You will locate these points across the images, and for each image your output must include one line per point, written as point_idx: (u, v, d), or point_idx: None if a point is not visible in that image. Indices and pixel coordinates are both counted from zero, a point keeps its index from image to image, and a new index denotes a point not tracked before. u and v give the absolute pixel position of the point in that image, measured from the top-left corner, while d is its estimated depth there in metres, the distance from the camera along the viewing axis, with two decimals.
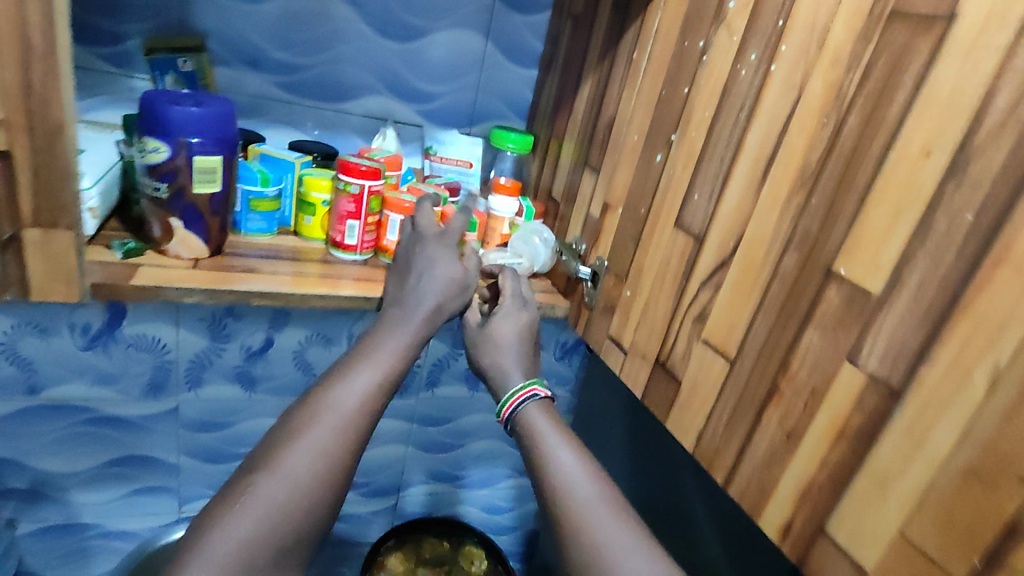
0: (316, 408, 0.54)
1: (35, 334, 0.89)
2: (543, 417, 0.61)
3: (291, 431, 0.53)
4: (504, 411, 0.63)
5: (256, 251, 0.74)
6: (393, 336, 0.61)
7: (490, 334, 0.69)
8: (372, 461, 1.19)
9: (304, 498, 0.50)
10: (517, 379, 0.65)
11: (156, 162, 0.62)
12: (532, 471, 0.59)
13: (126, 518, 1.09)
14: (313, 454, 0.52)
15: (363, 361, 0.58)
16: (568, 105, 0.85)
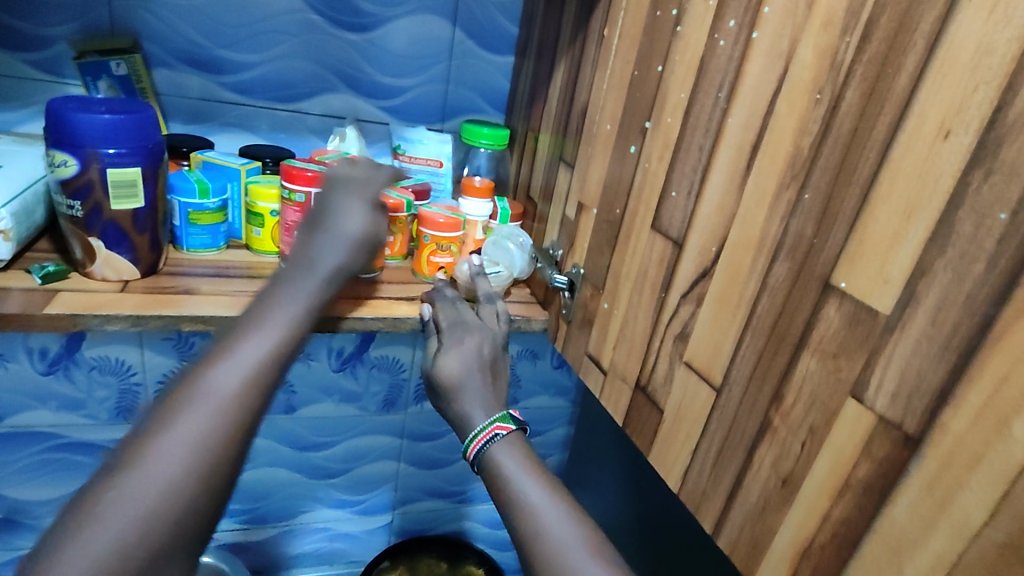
0: (195, 386, 0.40)
1: None
2: (511, 451, 0.53)
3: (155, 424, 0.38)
4: (470, 449, 0.54)
5: (201, 268, 0.67)
6: (291, 293, 0.49)
7: (441, 369, 0.61)
8: (346, 481, 1.11)
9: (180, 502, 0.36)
10: (480, 416, 0.56)
11: (66, 177, 0.56)
12: (505, 520, 0.49)
13: None
14: (205, 432, 0.38)
15: (252, 331, 0.44)
16: (544, 94, 0.76)
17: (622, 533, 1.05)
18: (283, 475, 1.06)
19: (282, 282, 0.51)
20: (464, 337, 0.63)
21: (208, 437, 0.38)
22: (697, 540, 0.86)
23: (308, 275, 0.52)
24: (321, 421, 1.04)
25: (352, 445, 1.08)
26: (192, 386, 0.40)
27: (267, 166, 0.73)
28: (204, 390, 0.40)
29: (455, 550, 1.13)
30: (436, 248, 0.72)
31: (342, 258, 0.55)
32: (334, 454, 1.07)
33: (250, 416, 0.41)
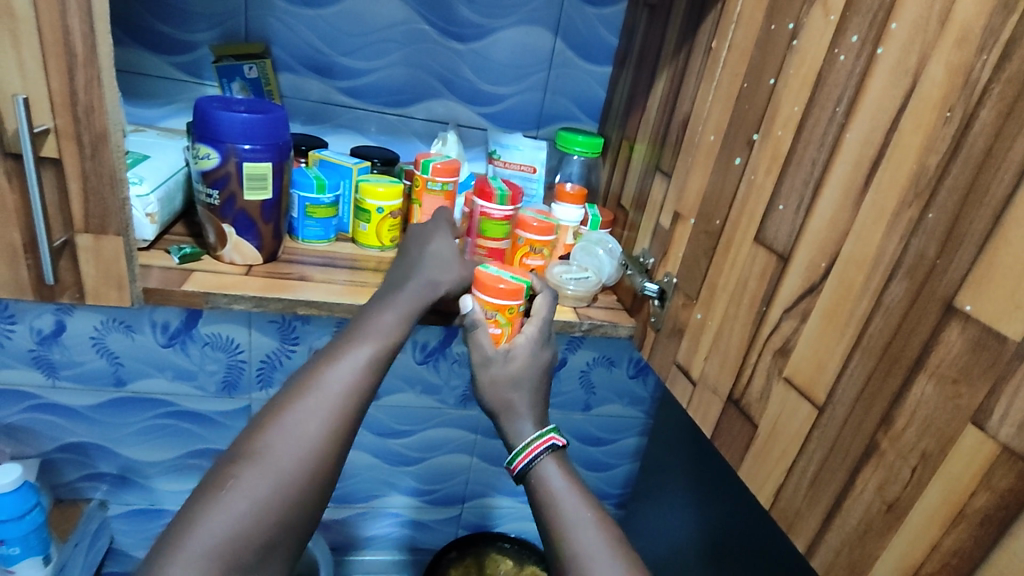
0: (308, 386, 0.51)
1: (123, 329, 0.94)
2: (559, 475, 0.57)
3: (280, 406, 0.50)
4: (517, 462, 0.59)
5: (312, 257, 0.72)
6: (389, 308, 0.60)
7: (518, 367, 0.64)
8: (422, 470, 1.15)
9: (296, 479, 0.46)
10: (532, 427, 0.61)
11: (207, 168, 0.62)
12: (542, 533, 0.55)
13: None
14: (315, 424, 0.49)
15: (355, 341, 0.55)
16: (641, 104, 0.77)
17: (693, 553, 1.03)
18: (362, 459, 1.11)
19: (379, 301, 0.61)
20: (541, 346, 0.66)
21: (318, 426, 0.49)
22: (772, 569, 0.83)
23: (402, 290, 0.63)
24: (401, 411, 1.08)
25: (427, 436, 1.12)
26: (306, 384, 0.51)
27: (375, 165, 0.78)
28: (309, 395, 0.50)
29: (519, 549, 1.15)
30: (528, 251, 0.74)
31: (435, 277, 0.65)
32: (411, 444, 1.12)
33: (351, 413, 0.51)
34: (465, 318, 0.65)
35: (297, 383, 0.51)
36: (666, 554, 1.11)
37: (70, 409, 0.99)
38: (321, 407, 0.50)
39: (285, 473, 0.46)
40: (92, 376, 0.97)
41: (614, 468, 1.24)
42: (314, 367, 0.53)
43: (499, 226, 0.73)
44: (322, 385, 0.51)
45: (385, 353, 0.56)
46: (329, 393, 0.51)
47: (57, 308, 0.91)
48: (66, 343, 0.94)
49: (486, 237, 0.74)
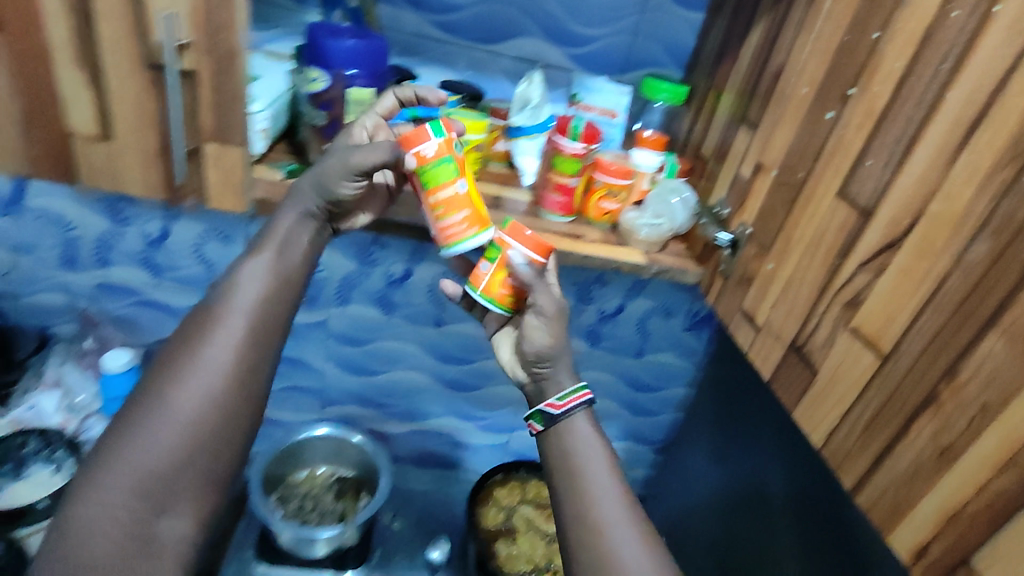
0: (203, 334, 0.57)
1: (219, 239, 1.03)
2: (586, 429, 0.60)
3: (175, 362, 0.56)
4: (564, 401, 0.61)
5: None
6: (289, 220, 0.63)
7: (557, 315, 0.64)
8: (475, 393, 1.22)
9: (188, 434, 0.53)
10: (569, 381, 0.63)
11: (316, 90, 0.66)
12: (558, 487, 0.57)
13: (278, 408, 1.24)
14: (207, 381, 0.55)
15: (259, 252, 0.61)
16: (733, 53, 0.76)
17: (722, 503, 1.13)
18: (420, 379, 1.19)
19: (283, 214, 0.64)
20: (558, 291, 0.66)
21: (213, 379, 0.55)
22: (809, 533, 0.89)
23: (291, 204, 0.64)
24: (465, 339, 1.15)
25: (486, 365, 1.18)
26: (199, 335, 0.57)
27: (463, 101, 0.82)
28: (200, 345, 0.56)
29: None
30: (605, 193, 0.77)
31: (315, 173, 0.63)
32: (468, 372, 1.19)
33: (245, 358, 0.57)
34: (518, 274, 0.63)
35: (190, 330, 0.58)
36: (697, 498, 1.22)
37: (169, 307, 1.11)
38: (211, 363, 0.56)
39: (179, 423, 0.53)
40: (190, 280, 1.07)
41: (659, 415, 1.30)
42: (206, 312, 0.58)
43: (441, 170, 0.61)
44: (214, 335, 0.57)
45: (281, 280, 0.61)
46: (224, 339, 0.57)
47: (163, 215, 1.00)
48: (170, 248, 1.04)
49: (436, 188, 0.61)
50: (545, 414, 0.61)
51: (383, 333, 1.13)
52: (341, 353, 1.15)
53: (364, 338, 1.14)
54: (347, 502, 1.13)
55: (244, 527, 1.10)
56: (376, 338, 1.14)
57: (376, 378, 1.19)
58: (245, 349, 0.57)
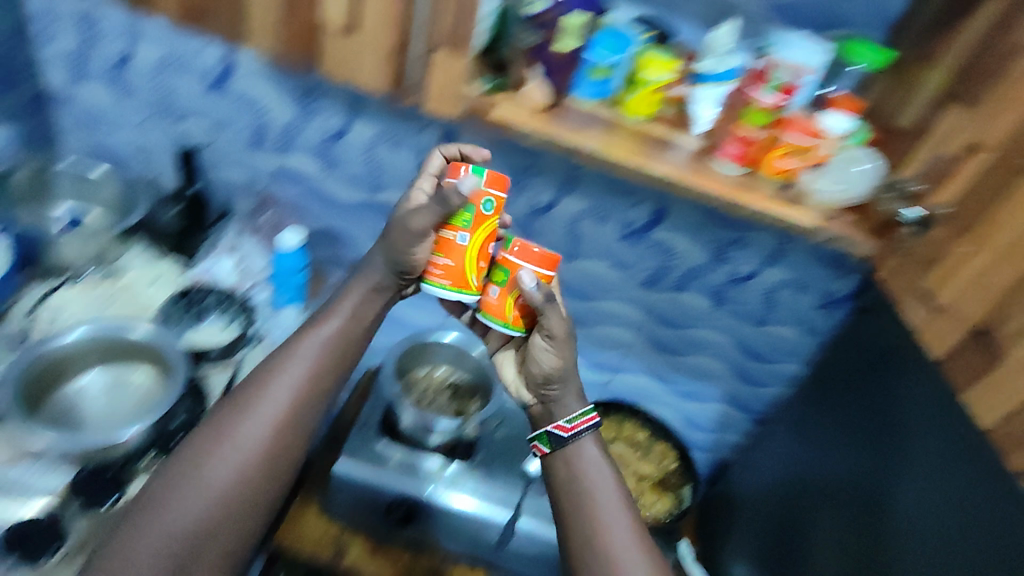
0: (190, 481, 0.74)
1: (388, 143, 1.14)
2: (592, 448, 0.84)
3: (182, 470, 0.75)
4: (572, 423, 0.84)
5: (581, 112, 0.81)
6: (271, 400, 0.81)
7: (562, 338, 0.84)
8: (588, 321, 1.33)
9: (201, 507, 0.73)
10: (578, 405, 0.86)
11: (535, 12, 0.79)
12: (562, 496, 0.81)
13: (410, 308, 1.39)
14: (216, 479, 0.75)
15: (243, 411, 0.80)
16: (957, 20, 0.72)
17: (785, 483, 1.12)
18: None
19: (258, 394, 0.81)
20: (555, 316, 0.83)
21: (224, 467, 0.75)
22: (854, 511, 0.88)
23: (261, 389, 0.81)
24: (591, 276, 1.25)
25: (603, 305, 1.29)
26: (185, 476, 0.74)
27: (652, 39, 0.85)
28: (191, 478, 0.74)
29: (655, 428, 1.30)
30: (789, 152, 0.79)
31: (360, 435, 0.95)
32: (586, 309, 1.30)
33: (246, 460, 0.77)
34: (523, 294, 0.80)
35: (177, 470, 0.75)
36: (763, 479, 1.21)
37: (331, 198, 1.24)
38: (221, 452, 0.76)
39: (206, 493, 0.74)
40: (356, 177, 1.20)
41: (765, 387, 1.32)
42: (185, 461, 0.76)
43: (463, 214, 0.79)
44: (223, 445, 0.77)
45: (274, 420, 0.80)
46: (224, 462, 0.76)
47: (345, 112, 1.11)
48: (345, 145, 1.16)
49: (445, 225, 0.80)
50: (554, 437, 0.84)
51: None
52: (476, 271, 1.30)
53: None
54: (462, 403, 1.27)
55: (371, 404, 1.22)
56: None
57: None
58: (247, 461, 0.77)
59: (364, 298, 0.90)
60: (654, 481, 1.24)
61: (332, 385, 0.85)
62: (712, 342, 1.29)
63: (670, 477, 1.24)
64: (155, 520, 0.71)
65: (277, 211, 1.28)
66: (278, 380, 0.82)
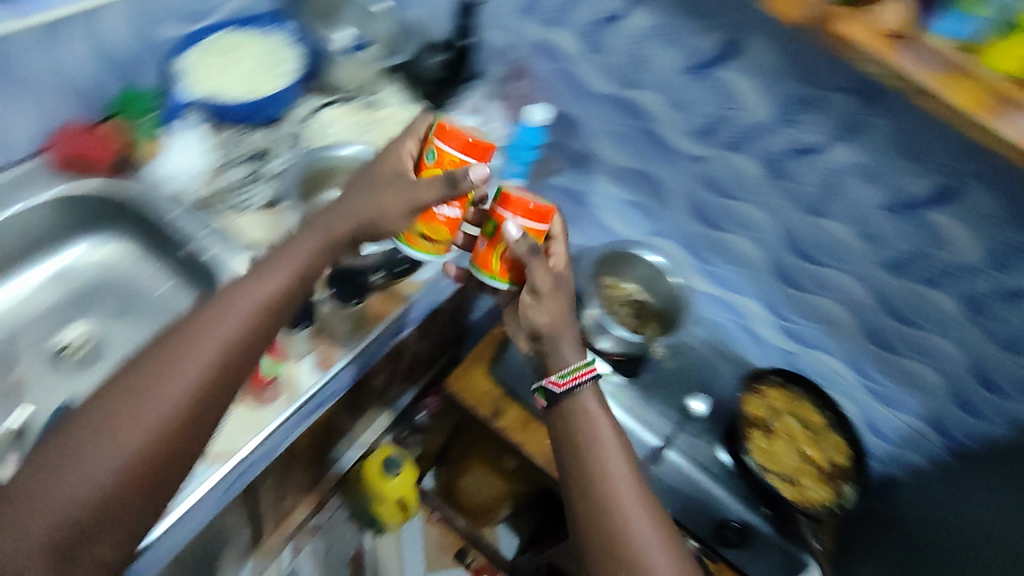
0: (101, 434, 0.66)
1: (660, 40, 1.08)
2: (592, 402, 0.86)
3: (84, 433, 0.66)
4: (565, 376, 0.85)
5: (926, 50, 0.71)
6: (192, 366, 0.71)
7: (546, 293, 0.87)
8: (804, 283, 1.22)
9: (94, 481, 0.64)
10: (578, 359, 0.87)
11: None
12: (569, 446, 0.83)
13: (620, 216, 1.39)
14: (124, 443, 0.66)
15: (160, 373, 0.70)
16: None
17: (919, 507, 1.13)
18: (751, 253, 1.25)
19: (183, 348, 0.72)
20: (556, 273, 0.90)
21: (136, 431, 0.67)
22: None
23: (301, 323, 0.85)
24: (827, 240, 1.13)
25: (825, 274, 1.18)
26: (92, 430, 0.66)
27: None
28: (101, 434, 0.66)
29: (835, 420, 1.19)
30: None
31: None
32: (806, 272, 1.20)
33: (168, 415, 0.69)
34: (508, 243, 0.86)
35: (82, 425, 0.66)
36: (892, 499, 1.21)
37: (580, 85, 1.23)
38: (141, 414, 0.67)
39: (116, 455, 0.65)
40: (613, 67, 1.17)
41: (983, 423, 1.14)
42: (93, 420, 0.67)
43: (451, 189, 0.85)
44: (141, 399, 0.68)
45: (206, 373, 0.72)
46: (136, 421, 0.67)
47: None
48: (614, 31, 1.12)
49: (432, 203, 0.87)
50: (549, 391, 0.87)
51: (748, 193, 1.17)
52: (698, 198, 1.24)
53: (728, 190, 1.19)
54: (645, 325, 1.24)
55: None
56: (741, 195, 1.19)
57: (716, 234, 1.27)
58: (170, 413, 0.69)
59: (314, 248, 0.83)
60: (814, 469, 1.16)
61: (270, 335, 0.79)
62: (943, 354, 1.12)
63: (836, 470, 1.16)
64: (62, 479, 0.64)
65: (530, 85, 1.31)
66: (208, 339, 0.73)
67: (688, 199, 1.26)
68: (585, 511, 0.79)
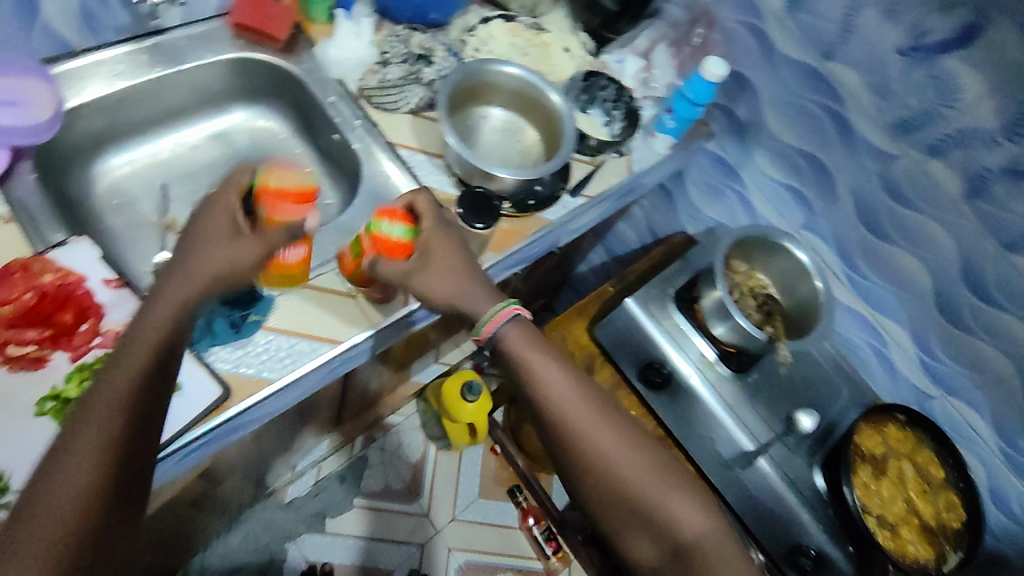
0: (83, 410, 0.59)
1: (884, 11, 0.95)
2: (518, 334, 0.78)
3: (67, 419, 0.59)
4: (483, 330, 0.78)
5: None
6: (151, 322, 0.64)
7: (444, 268, 0.80)
8: (970, 322, 1.07)
9: (90, 451, 0.57)
10: (490, 305, 0.79)
11: None
12: (535, 399, 0.77)
13: (768, 201, 1.26)
14: (105, 408, 0.59)
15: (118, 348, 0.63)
16: None
17: None
18: (914, 275, 1.10)
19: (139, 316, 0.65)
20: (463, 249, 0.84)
21: (113, 394, 0.60)
22: None
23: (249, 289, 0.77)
24: (1015, 281, 0.98)
25: (999, 319, 1.03)
26: (71, 413, 0.60)
27: None
28: (85, 409, 0.59)
29: (957, 477, 1.08)
30: None
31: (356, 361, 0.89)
32: (977, 313, 1.05)
33: (137, 372, 0.61)
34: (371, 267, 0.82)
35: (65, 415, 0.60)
36: None
37: (767, 47, 1.10)
38: (107, 382, 0.60)
39: (102, 423, 0.58)
40: (815, 33, 1.03)
41: None
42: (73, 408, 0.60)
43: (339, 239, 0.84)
44: (105, 376, 0.61)
45: (168, 325, 0.64)
46: (110, 389, 0.60)
47: None
48: None
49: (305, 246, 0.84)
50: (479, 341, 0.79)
51: (934, 206, 1.02)
52: (869, 199, 1.10)
53: (910, 199, 1.05)
54: (771, 324, 1.15)
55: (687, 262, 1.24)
56: (925, 208, 1.03)
57: (879, 244, 1.12)
58: (140, 372, 0.61)
59: (195, 233, 0.71)
60: (918, 523, 1.08)
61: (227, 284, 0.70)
62: None
63: (943, 529, 1.08)
64: (55, 453, 0.57)
65: (711, 37, 1.17)
66: (174, 272, 0.68)
67: (857, 198, 1.11)
68: (587, 466, 0.75)
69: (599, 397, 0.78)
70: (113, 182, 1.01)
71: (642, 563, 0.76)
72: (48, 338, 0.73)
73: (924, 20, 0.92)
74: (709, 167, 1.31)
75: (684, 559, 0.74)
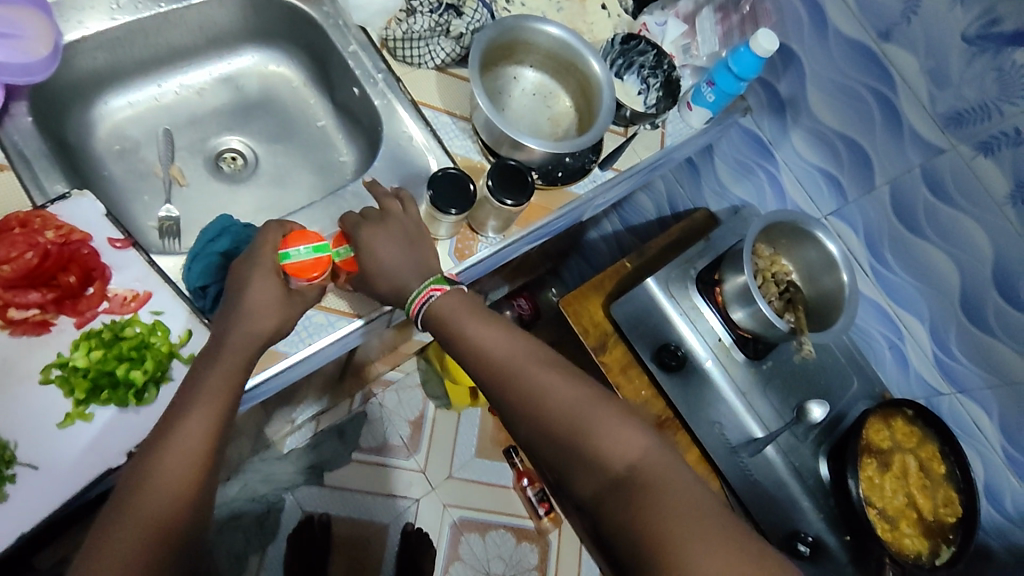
0: (156, 458, 0.61)
1: None
2: (445, 301, 0.74)
3: (140, 467, 0.61)
4: (411, 308, 0.75)
5: None
6: (217, 375, 0.67)
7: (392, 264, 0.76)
8: (993, 325, 1.05)
9: (162, 497, 0.59)
10: (415, 286, 0.75)
11: None
12: (469, 362, 0.73)
13: (798, 184, 1.22)
14: (179, 454, 0.62)
15: (188, 399, 0.65)
16: None
17: None
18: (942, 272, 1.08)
19: (204, 368, 0.68)
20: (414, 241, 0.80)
21: (185, 442, 0.62)
22: None
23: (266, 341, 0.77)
24: None
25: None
26: (143, 461, 0.62)
27: None
28: (156, 459, 0.61)
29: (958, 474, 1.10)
30: None
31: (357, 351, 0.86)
32: (1001, 316, 1.03)
33: (209, 420, 0.64)
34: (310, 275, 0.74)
35: (136, 463, 0.62)
36: None
37: (819, 22, 1.04)
38: (182, 429, 0.63)
39: (175, 470, 0.61)
40: (874, 10, 0.97)
41: None
42: (143, 457, 0.62)
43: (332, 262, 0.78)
44: (177, 425, 0.63)
45: (234, 378, 0.67)
46: (182, 437, 0.62)
47: None
48: None
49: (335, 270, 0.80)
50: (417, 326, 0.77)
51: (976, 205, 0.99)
52: (906, 193, 1.06)
53: (951, 196, 1.01)
54: (792, 311, 1.13)
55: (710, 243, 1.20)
56: (966, 207, 1.00)
57: (910, 240, 1.09)
58: (210, 422, 0.64)
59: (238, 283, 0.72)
60: (916, 518, 1.11)
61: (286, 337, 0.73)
62: None
63: (939, 523, 1.11)
64: (130, 498, 0.59)
65: (760, 4, 1.09)
66: (237, 317, 0.70)
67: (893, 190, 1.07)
68: (538, 420, 0.68)
69: (538, 345, 0.74)
70: (113, 127, 0.94)
71: (592, 502, 0.65)
72: (52, 301, 0.69)
73: (999, 6, 0.86)
74: (737, 146, 1.27)
75: (626, 488, 0.63)
